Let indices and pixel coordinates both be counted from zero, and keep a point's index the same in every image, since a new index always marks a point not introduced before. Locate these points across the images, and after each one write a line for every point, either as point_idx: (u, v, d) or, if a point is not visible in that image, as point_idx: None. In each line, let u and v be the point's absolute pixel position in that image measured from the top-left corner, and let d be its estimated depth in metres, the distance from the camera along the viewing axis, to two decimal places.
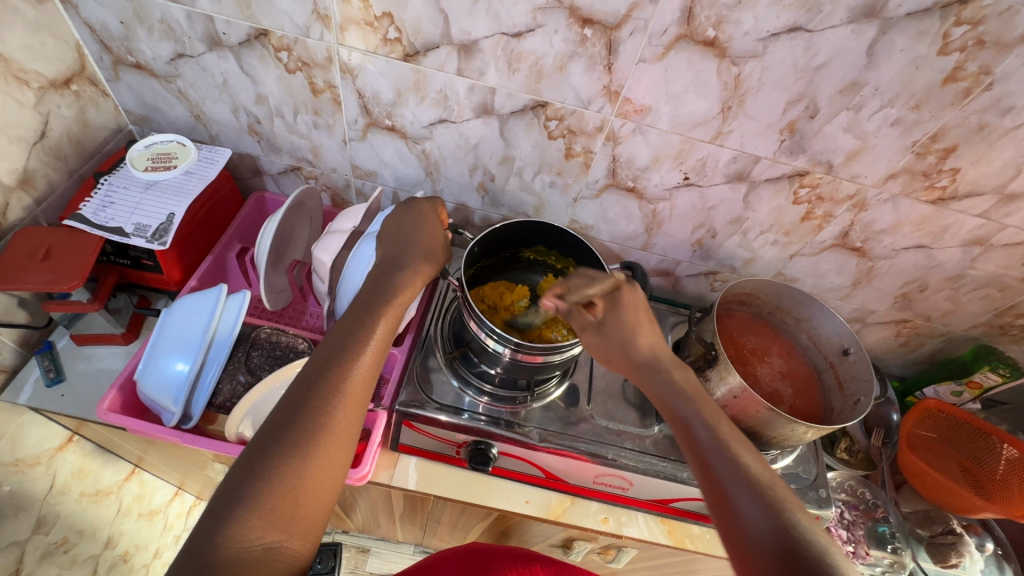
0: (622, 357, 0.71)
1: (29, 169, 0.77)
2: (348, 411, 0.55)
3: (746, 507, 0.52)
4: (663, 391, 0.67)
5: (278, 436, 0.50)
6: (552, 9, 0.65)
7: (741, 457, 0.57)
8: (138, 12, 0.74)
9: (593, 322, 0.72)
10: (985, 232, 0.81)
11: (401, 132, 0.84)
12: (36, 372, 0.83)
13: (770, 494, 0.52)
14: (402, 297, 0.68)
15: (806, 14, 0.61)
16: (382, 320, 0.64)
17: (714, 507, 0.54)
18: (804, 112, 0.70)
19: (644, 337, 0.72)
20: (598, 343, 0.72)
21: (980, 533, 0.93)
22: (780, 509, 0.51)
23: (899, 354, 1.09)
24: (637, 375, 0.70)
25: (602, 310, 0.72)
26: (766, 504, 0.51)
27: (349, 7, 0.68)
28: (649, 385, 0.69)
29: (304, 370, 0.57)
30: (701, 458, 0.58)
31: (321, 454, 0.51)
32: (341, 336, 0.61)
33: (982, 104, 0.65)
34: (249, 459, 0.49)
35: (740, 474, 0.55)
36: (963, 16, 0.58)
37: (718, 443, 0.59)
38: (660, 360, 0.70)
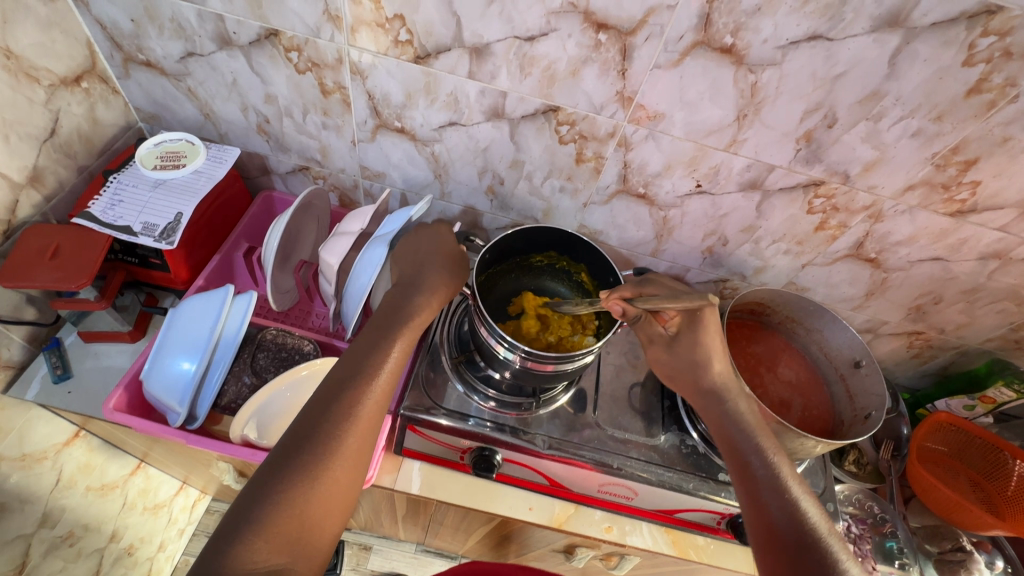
0: (690, 380, 0.71)
1: (39, 167, 0.77)
2: (360, 435, 0.54)
3: (800, 556, 0.53)
4: (726, 424, 0.66)
5: (288, 459, 0.50)
6: (567, 14, 0.64)
7: (798, 502, 0.57)
8: (149, 10, 0.73)
9: (664, 338, 0.73)
10: (1004, 246, 0.79)
11: (410, 134, 0.84)
12: (43, 368, 0.84)
13: (824, 545, 0.54)
14: (421, 317, 0.67)
15: (827, 22, 0.59)
16: (398, 339, 0.63)
17: (764, 547, 0.56)
18: (821, 121, 0.69)
19: (718, 366, 0.70)
20: (665, 358, 0.73)
21: (990, 550, 0.92)
22: (833, 568, 0.52)
23: (910, 366, 1.07)
24: (699, 400, 0.70)
25: (675, 327, 0.73)
26: (820, 557, 0.52)
27: (361, 8, 0.68)
28: (717, 420, 0.67)
29: (317, 388, 0.57)
30: (759, 496, 0.59)
31: (331, 479, 0.50)
32: (358, 353, 0.60)
33: (1006, 117, 0.64)
34: (258, 480, 0.49)
35: (798, 521, 0.56)
36: (990, 27, 0.57)
37: (776, 485, 0.59)
38: (727, 388, 0.69)
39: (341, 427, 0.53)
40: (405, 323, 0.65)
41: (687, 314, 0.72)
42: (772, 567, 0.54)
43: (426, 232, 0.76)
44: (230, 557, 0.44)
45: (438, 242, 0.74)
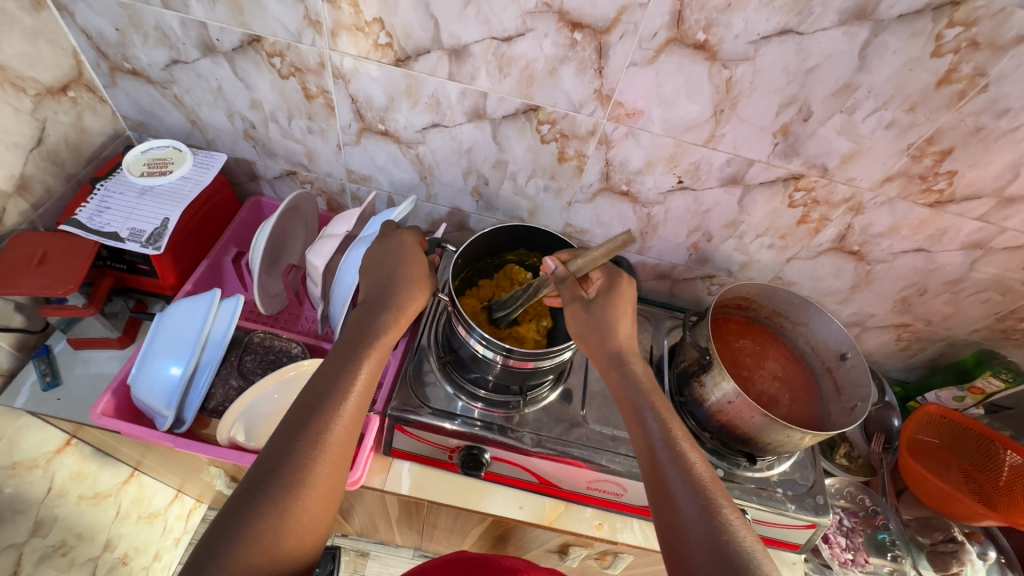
0: (597, 342, 0.68)
1: (26, 176, 0.78)
2: (331, 465, 0.54)
3: (686, 508, 0.55)
4: (626, 387, 0.66)
5: (257, 493, 0.50)
6: (541, 13, 0.65)
7: (688, 457, 0.59)
8: (133, 18, 0.75)
9: (583, 298, 0.68)
10: (984, 235, 0.80)
11: (394, 136, 0.85)
12: (33, 376, 0.84)
13: (709, 495, 0.55)
14: (388, 335, 0.66)
15: (797, 16, 0.60)
16: (367, 360, 0.62)
17: (658, 503, 0.57)
18: (797, 115, 0.70)
19: (623, 330, 0.69)
20: (581, 317, 0.67)
21: (982, 541, 0.92)
22: (735, 550, 0.51)
23: (900, 359, 1.08)
24: (604, 364, 0.68)
25: (594, 292, 0.71)
26: (705, 506, 0.54)
27: (340, 12, 0.69)
28: (616, 385, 0.67)
29: (287, 415, 0.56)
30: (654, 457, 0.60)
31: (302, 510, 0.51)
32: (326, 379, 0.59)
33: (978, 106, 0.65)
34: (226, 518, 0.49)
35: (687, 475, 0.57)
36: (956, 18, 0.58)
37: (670, 444, 0.60)
38: (628, 353, 0.68)
39: (311, 457, 0.53)
40: (367, 346, 0.63)
41: (607, 279, 0.72)
42: (664, 523, 0.56)
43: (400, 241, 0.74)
44: None
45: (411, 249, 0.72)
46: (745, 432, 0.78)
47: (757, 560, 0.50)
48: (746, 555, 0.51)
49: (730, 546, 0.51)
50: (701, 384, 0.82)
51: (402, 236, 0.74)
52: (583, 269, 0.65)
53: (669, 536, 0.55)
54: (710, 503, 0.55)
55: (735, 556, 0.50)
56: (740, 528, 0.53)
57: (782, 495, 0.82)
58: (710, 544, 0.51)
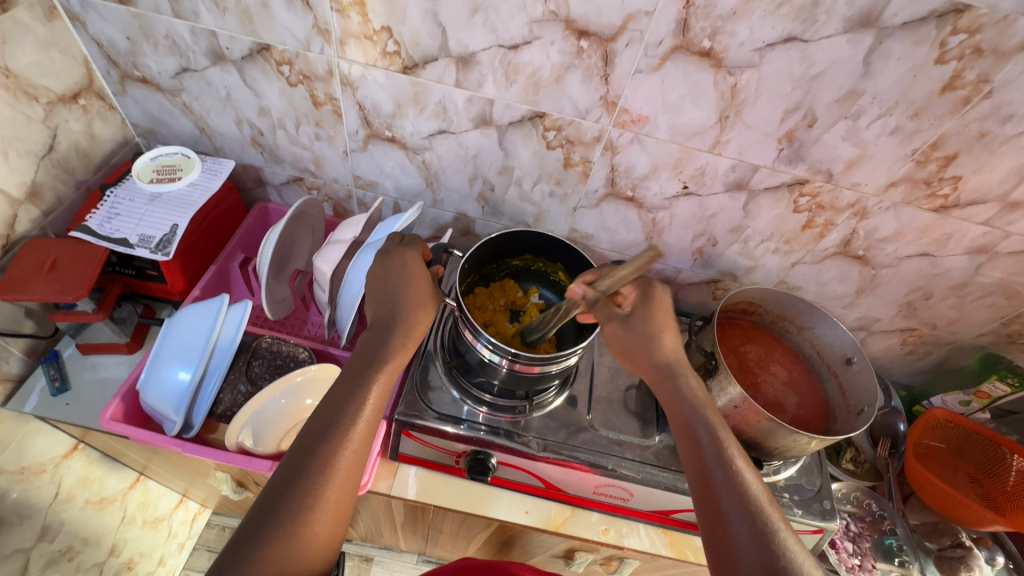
0: (642, 355, 0.71)
1: (37, 182, 0.78)
2: (340, 490, 0.54)
3: (738, 525, 0.54)
4: (677, 401, 0.67)
5: (265, 520, 0.50)
6: (549, 22, 0.66)
7: (741, 473, 0.58)
8: (144, 27, 0.76)
9: (620, 315, 0.73)
10: (989, 240, 0.80)
11: (401, 143, 0.85)
12: (42, 381, 0.85)
13: (764, 514, 0.54)
14: (397, 358, 0.66)
15: (801, 24, 0.61)
16: (379, 382, 0.63)
17: (708, 520, 0.56)
18: (802, 121, 0.70)
19: (668, 340, 0.72)
20: (620, 334, 0.71)
21: (990, 546, 0.91)
22: (793, 574, 0.49)
23: (905, 363, 1.08)
24: (653, 376, 0.70)
25: (629, 306, 0.75)
26: (758, 526, 0.53)
27: (349, 21, 0.69)
28: (666, 397, 0.68)
29: (296, 440, 0.57)
30: (705, 472, 0.59)
31: (310, 534, 0.51)
32: (336, 401, 0.60)
33: (982, 112, 0.65)
34: (235, 544, 0.49)
35: (738, 493, 0.56)
36: (960, 25, 0.58)
37: (722, 460, 0.59)
38: (678, 366, 0.70)
39: (319, 482, 0.53)
40: (377, 369, 0.64)
41: (641, 292, 0.75)
42: (713, 541, 0.55)
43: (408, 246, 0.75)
44: None
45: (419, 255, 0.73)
46: (751, 437, 0.78)
47: None
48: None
49: (785, 568, 0.49)
50: (707, 389, 0.82)
51: (408, 246, 0.75)
52: (614, 288, 0.64)
53: (718, 552, 0.53)
54: (764, 524, 0.53)
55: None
56: (797, 554, 0.51)
57: (789, 499, 0.82)
58: (761, 561, 0.50)
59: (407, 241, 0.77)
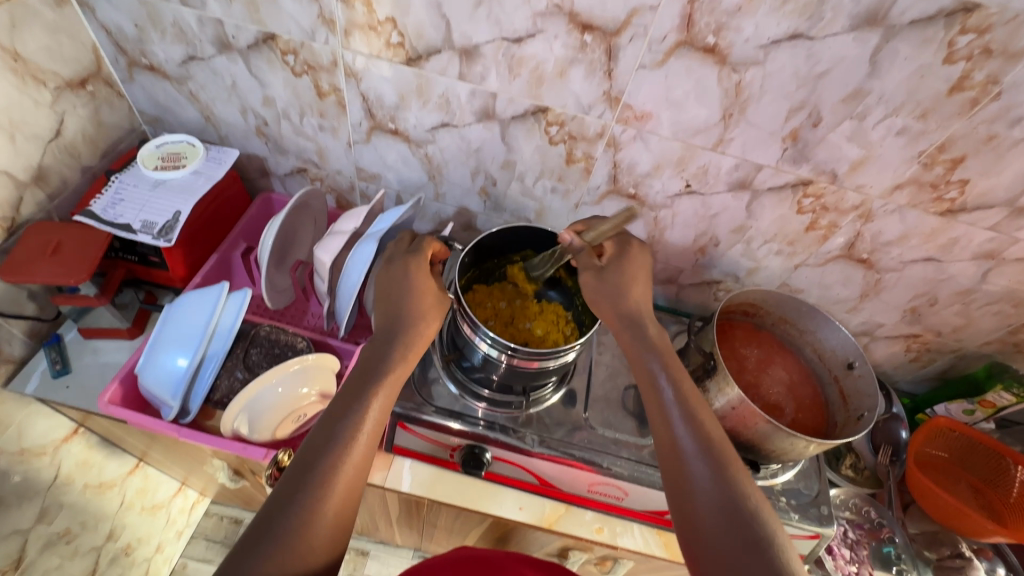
0: (609, 305, 0.70)
1: (43, 167, 0.79)
2: (340, 502, 0.54)
3: (696, 467, 0.56)
4: (640, 350, 0.68)
5: (266, 536, 0.49)
6: (552, 15, 0.65)
7: (700, 419, 0.60)
8: (151, 15, 0.76)
9: (596, 266, 0.72)
10: (997, 246, 0.79)
11: (404, 135, 0.85)
12: (43, 364, 0.86)
13: (722, 458, 0.56)
14: (397, 373, 0.65)
15: (807, 21, 0.60)
16: (381, 395, 0.62)
17: (671, 468, 0.58)
18: (806, 120, 0.70)
19: (637, 291, 0.72)
20: (594, 284, 0.70)
21: (990, 557, 0.89)
22: (748, 510, 0.51)
23: (908, 370, 1.06)
24: (619, 325, 0.70)
25: (608, 257, 0.73)
26: (717, 470, 0.55)
27: (354, 11, 0.70)
28: (631, 346, 0.69)
29: (296, 456, 0.56)
30: (667, 419, 0.61)
31: (310, 546, 0.50)
32: (336, 414, 0.59)
33: (991, 114, 0.64)
34: (236, 559, 0.48)
35: (699, 439, 0.58)
36: (969, 25, 0.57)
37: (685, 409, 0.61)
38: (642, 313, 0.70)
39: (320, 497, 0.52)
40: (376, 384, 0.63)
41: (622, 248, 0.74)
42: (676, 489, 0.57)
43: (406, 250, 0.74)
44: None
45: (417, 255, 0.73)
46: (748, 439, 0.78)
47: (770, 522, 0.51)
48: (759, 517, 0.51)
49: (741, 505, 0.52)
50: (705, 389, 0.81)
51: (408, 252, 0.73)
52: (599, 239, 0.69)
53: (679, 497, 0.56)
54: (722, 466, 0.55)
55: (747, 515, 0.51)
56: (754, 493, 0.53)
57: (786, 503, 0.81)
58: (720, 503, 0.52)
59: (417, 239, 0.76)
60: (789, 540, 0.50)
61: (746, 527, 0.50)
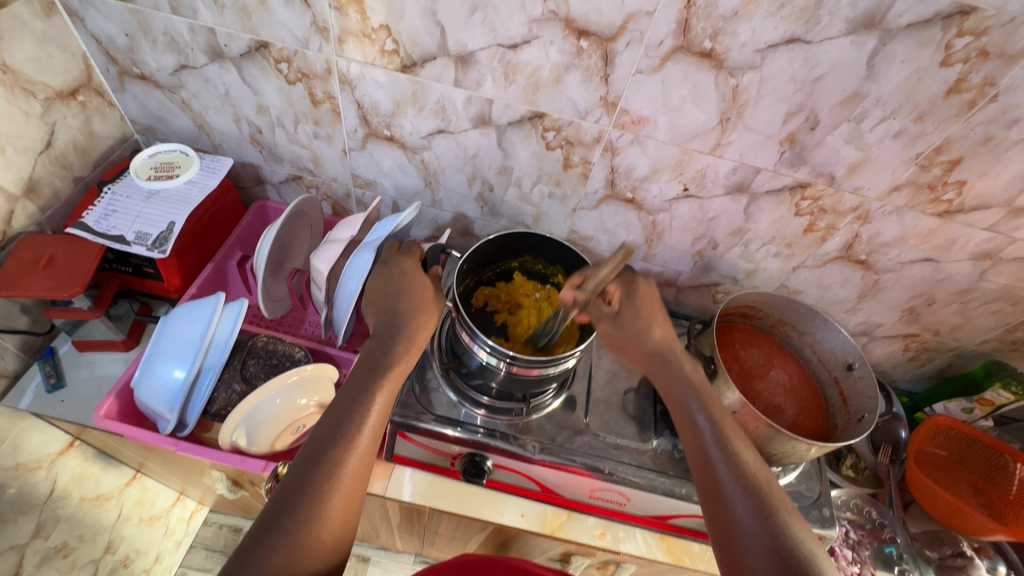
0: (635, 346, 0.72)
1: (35, 179, 0.78)
2: (346, 496, 0.52)
3: (740, 508, 0.54)
4: (675, 385, 0.67)
5: (273, 526, 0.48)
6: (548, 21, 0.65)
7: (740, 456, 0.59)
8: (142, 24, 0.75)
9: (609, 312, 0.73)
10: (994, 246, 0.79)
11: (400, 142, 0.85)
12: (37, 378, 0.84)
13: (762, 493, 0.55)
14: (400, 366, 0.65)
15: (804, 25, 0.60)
16: (385, 388, 0.62)
17: (711, 504, 0.57)
18: (804, 124, 0.70)
19: (658, 330, 0.72)
20: (613, 332, 0.72)
21: (991, 555, 0.90)
22: (794, 551, 0.50)
23: (907, 369, 1.06)
24: (649, 365, 0.71)
25: (617, 301, 0.73)
26: (760, 507, 0.53)
27: (347, 19, 0.69)
28: (666, 384, 0.68)
29: (302, 448, 0.55)
30: (707, 456, 0.60)
31: (317, 541, 0.49)
32: (342, 406, 0.59)
33: (987, 116, 0.64)
34: (243, 554, 0.46)
35: (740, 475, 0.57)
36: (965, 27, 0.57)
37: (723, 446, 0.60)
38: (672, 350, 0.71)
39: (327, 489, 0.52)
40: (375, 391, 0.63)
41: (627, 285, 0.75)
42: (718, 526, 0.55)
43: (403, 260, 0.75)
44: None
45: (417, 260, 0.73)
46: (750, 443, 0.78)
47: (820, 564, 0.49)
48: (810, 559, 0.49)
49: (789, 546, 0.50)
50: None
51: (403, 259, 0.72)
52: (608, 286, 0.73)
53: (722, 535, 0.54)
54: (765, 503, 0.54)
55: (796, 556, 0.49)
56: (801, 530, 0.52)
57: None
58: (767, 547, 0.50)
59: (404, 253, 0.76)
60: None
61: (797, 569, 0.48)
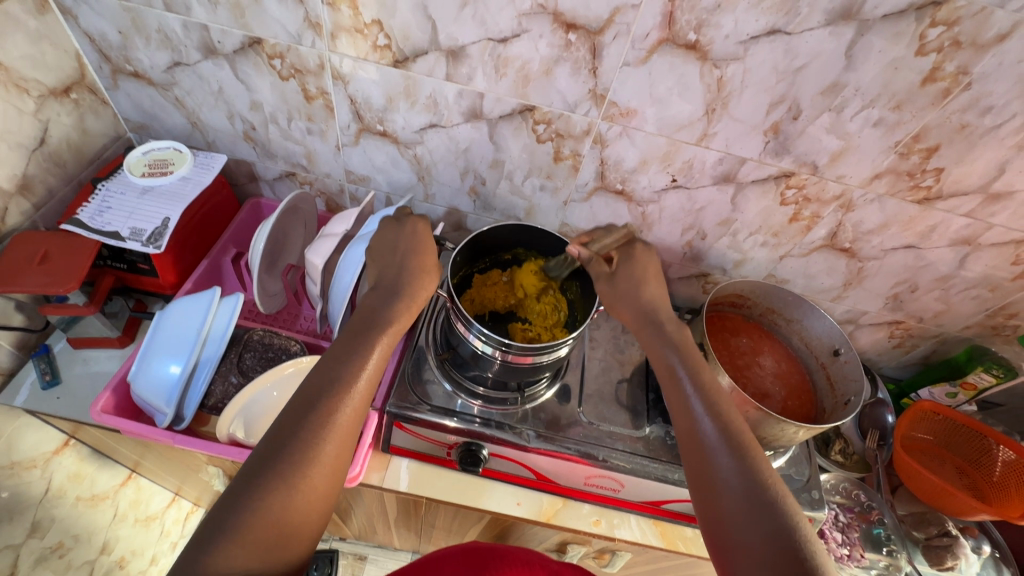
0: (628, 306, 0.73)
1: (28, 176, 0.79)
2: (339, 443, 0.54)
3: (719, 458, 0.56)
4: (659, 344, 0.69)
5: (265, 468, 0.50)
6: (537, 14, 0.67)
7: (726, 412, 0.60)
8: (136, 21, 0.76)
9: (607, 272, 0.74)
10: (972, 232, 0.81)
11: (393, 137, 0.86)
12: (32, 375, 0.84)
13: (745, 448, 0.56)
14: (399, 323, 0.66)
15: (784, 17, 0.62)
16: (380, 346, 0.63)
17: (693, 455, 0.59)
18: (787, 113, 0.71)
19: (652, 288, 0.74)
20: (608, 290, 0.73)
21: (977, 535, 0.92)
22: (772, 504, 0.52)
23: (893, 356, 1.09)
24: (638, 325, 0.72)
25: (616, 263, 0.75)
26: (741, 460, 0.55)
27: (340, 14, 0.70)
28: (648, 341, 0.70)
29: (295, 395, 0.57)
30: (689, 410, 0.62)
31: (310, 485, 0.51)
32: (335, 360, 0.60)
33: (962, 104, 0.66)
34: (235, 490, 0.49)
35: (723, 430, 0.58)
36: (938, 17, 0.59)
37: (709, 401, 0.62)
38: (659, 313, 0.72)
39: (319, 434, 0.53)
40: None
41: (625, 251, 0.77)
42: (698, 475, 0.58)
43: (404, 234, 0.74)
44: (209, 559, 0.44)
45: (413, 246, 0.73)
46: None
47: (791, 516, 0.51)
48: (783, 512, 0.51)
49: (762, 497, 0.52)
50: None
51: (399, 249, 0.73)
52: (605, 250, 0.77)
53: (701, 479, 0.57)
54: (744, 454, 0.56)
55: (769, 507, 0.52)
56: (776, 482, 0.54)
57: None
58: (743, 488, 0.53)
59: (407, 219, 0.76)
60: (809, 528, 0.51)
61: (767, 507, 0.52)
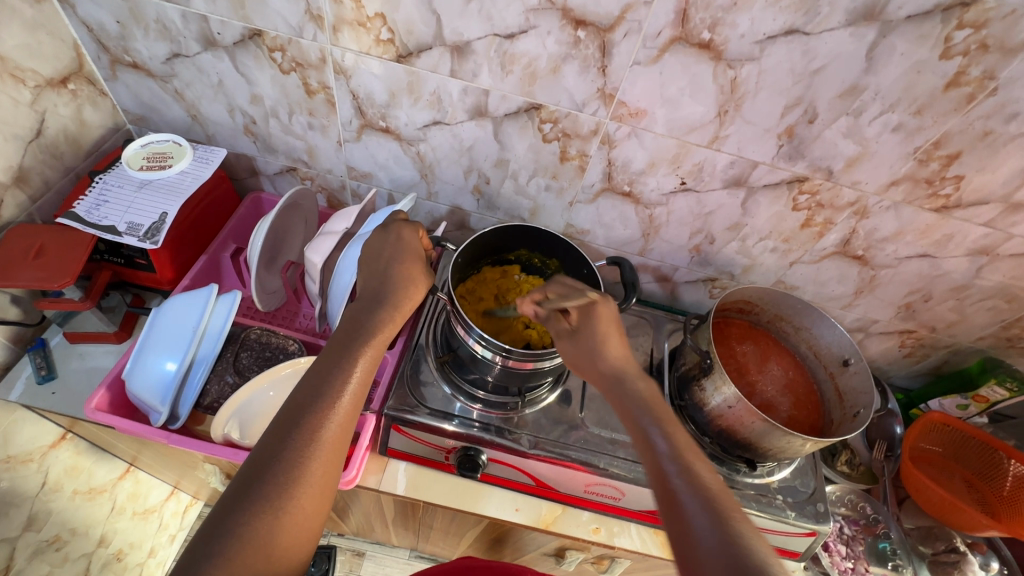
0: (592, 368, 0.64)
1: (25, 167, 0.77)
2: (325, 461, 0.52)
3: (697, 521, 0.48)
4: (629, 406, 0.60)
5: (250, 491, 0.48)
6: (545, 10, 0.64)
7: (696, 468, 0.52)
8: (134, 11, 0.74)
9: (568, 330, 0.66)
10: (991, 242, 0.79)
11: (395, 133, 0.84)
12: (28, 369, 0.83)
13: (723, 506, 0.48)
14: (381, 334, 0.64)
15: (803, 16, 0.60)
16: (364, 358, 0.60)
17: (668, 520, 0.50)
18: (802, 117, 0.69)
19: (614, 349, 0.65)
20: (570, 351, 0.66)
21: (985, 551, 0.88)
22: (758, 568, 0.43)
23: (903, 366, 1.06)
24: (604, 386, 0.64)
25: (576, 319, 0.66)
26: (720, 520, 0.47)
27: (342, 7, 0.68)
28: (617, 403, 0.62)
29: (280, 411, 0.55)
30: (659, 468, 0.53)
31: (296, 508, 0.49)
32: (319, 374, 0.57)
33: (986, 110, 0.63)
34: (217, 517, 0.47)
35: (698, 488, 0.50)
36: (965, 19, 0.57)
37: (677, 454, 0.54)
38: (627, 374, 0.63)
39: (305, 453, 0.52)
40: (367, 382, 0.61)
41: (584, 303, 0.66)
42: (676, 541, 0.48)
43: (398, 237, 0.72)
44: None
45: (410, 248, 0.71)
46: (745, 438, 0.77)
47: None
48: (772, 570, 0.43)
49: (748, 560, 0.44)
50: (702, 388, 0.81)
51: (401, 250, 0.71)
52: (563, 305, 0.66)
53: (679, 548, 0.48)
54: (722, 513, 0.48)
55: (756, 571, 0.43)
56: (757, 538, 0.46)
57: (782, 501, 0.81)
58: (723, 554, 0.45)
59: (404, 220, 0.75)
60: None
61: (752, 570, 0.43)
